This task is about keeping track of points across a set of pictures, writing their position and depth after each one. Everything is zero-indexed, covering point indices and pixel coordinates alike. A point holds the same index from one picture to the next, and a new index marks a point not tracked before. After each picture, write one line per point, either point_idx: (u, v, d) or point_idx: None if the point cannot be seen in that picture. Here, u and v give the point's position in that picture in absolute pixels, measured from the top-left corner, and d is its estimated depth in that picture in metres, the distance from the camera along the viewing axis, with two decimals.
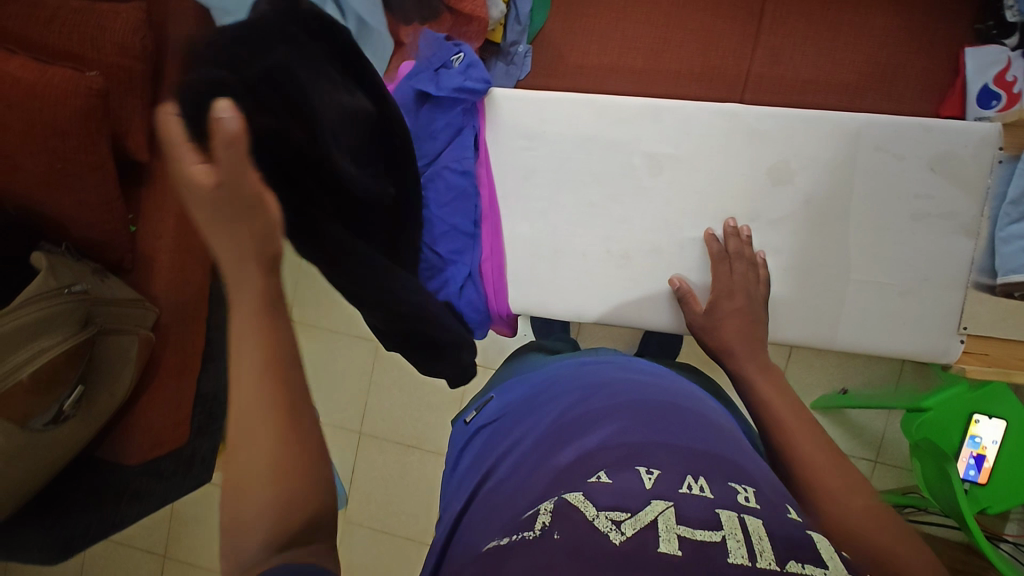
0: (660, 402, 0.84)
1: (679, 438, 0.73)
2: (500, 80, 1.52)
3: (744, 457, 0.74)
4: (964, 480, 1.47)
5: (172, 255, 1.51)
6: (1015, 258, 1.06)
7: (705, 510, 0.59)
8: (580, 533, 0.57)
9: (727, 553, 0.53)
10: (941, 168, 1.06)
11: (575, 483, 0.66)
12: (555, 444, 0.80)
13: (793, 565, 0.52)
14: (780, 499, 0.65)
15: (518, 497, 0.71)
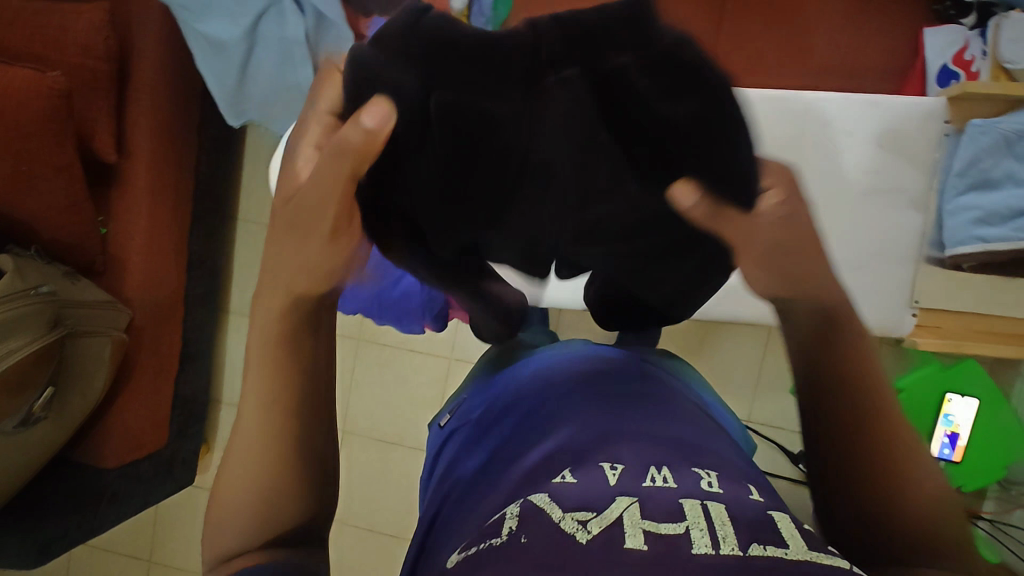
0: (629, 395, 0.84)
1: (644, 432, 0.73)
2: None
3: (713, 447, 0.75)
4: (939, 459, 1.46)
5: (144, 257, 1.53)
6: (962, 230, 1.13)
7: (667, 502, 0.58)
8: (546, 533, 0.53)
9: (691, 543, 0.51)
10: (891, 144, 1.13)
11: (540, 484, 0.65)
12: (522, 444, 0.79)
13: (757, 546, 0.51)
14: (742, 479, 0.67)
15: (484, 503, 0.70)
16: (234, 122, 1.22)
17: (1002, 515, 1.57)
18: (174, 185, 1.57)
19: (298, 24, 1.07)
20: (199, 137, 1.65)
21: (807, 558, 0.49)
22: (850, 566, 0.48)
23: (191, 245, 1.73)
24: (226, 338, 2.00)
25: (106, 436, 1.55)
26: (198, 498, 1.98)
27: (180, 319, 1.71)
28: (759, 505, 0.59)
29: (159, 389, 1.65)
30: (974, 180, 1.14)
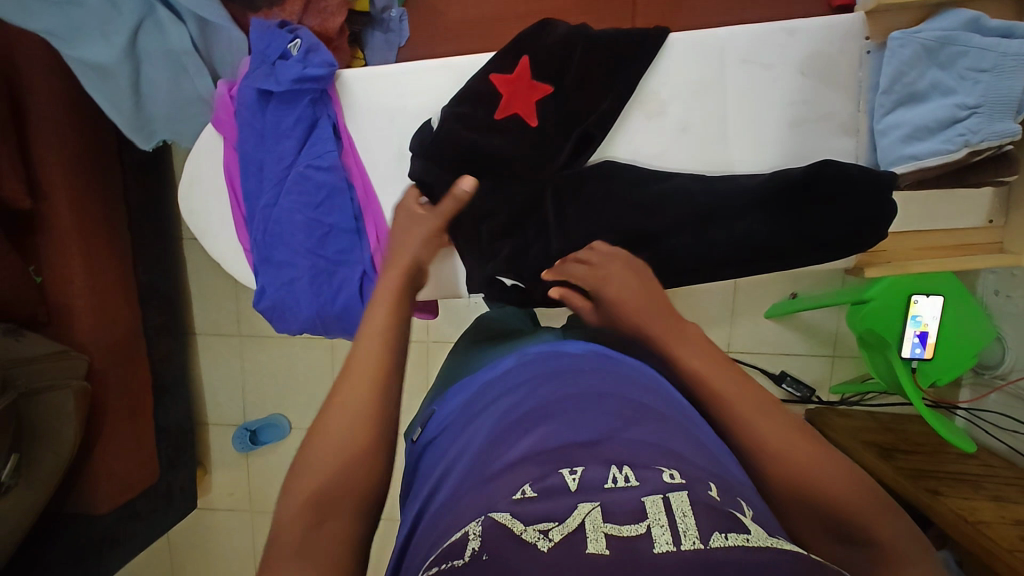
0: (607, 375, 0.69)
1: (623, 428, 0.59)
2: (381, 52, 1.24)
3: (701, 438, 0.61)
4: (912, 359, 1.47)
5: (91, 298, 1.46)
6: (892, 153, 0.77)
7: (630, 499, 0.48)
8: (507, 548, 0.44)
9: (651, 542, 0.43)
10: (812, 71, 0.78)
11: (495, 502, 0.52)
12: (479, 442, 0.63)
13: (719, 535, 0.43)
14: (717, 471, 0.55)
15: (441, 526, 0.55)
16: (149, 146, 1.11)
17: (979, 400, 1.60)
18: (100, 218, 1.48)
19: (180, 33, 0.98)
20: (120, 162, 1.54)
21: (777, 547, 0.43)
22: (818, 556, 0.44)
23: (138, 275, 1.65)
24: (199, 361, 1.93)
25: (93, 483, 1.52)
26: (205, 522, 1.95)
27: (141, 352, 1.64)
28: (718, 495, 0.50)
29: (134, 426, 1.61)
30: (905, 95, 0.75)
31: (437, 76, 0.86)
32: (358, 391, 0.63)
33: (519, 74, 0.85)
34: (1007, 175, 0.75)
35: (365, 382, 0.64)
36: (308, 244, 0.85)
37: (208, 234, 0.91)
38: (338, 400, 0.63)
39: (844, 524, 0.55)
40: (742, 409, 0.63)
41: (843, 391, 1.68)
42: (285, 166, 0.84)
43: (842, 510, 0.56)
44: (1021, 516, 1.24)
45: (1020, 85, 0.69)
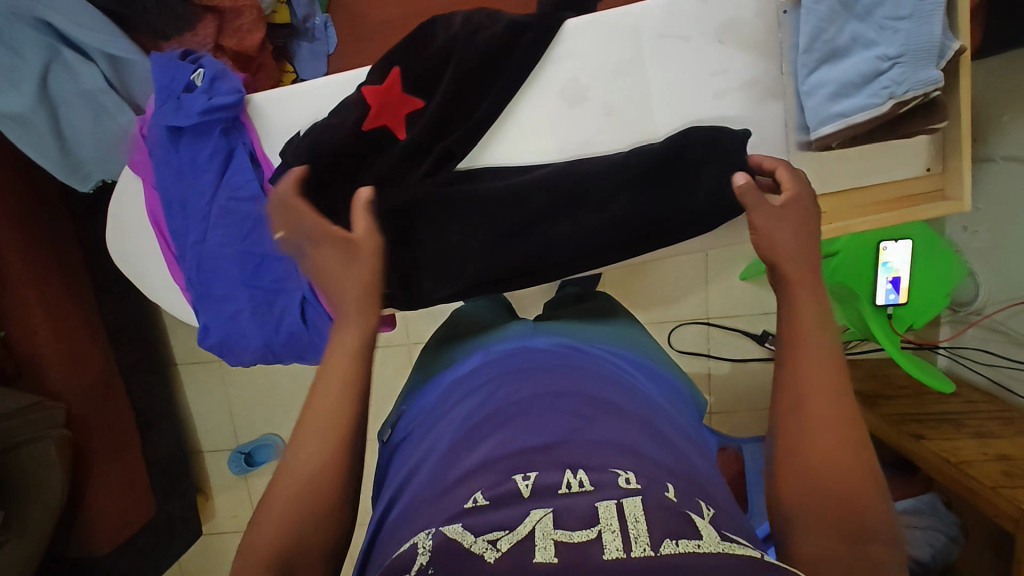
0: (569, 377, 0.66)
1: (583, 429, 0.56)
2: (310, 65, 1.22)
3: (663, 436, 0.59)
4: (886, 305, 1.44)
5: (58, 346, 1.42)
6: (819, 111, 0.74)
7: (583, 506, 0.47)
8: (457, 561, 0.43)
9: (601, 549, 0.42)
10: (730, 37, 0.75)
11: (447, 514, 0.50)
12: (438, 454, 0.61)
13: (670, 542, 0.42)
14: (678, 470, 0.54)
15: (397, 540, 0.53)
16: (88, 189, 1.06)
17: (958, 338, 1.60)
18: (59, 266, 1.43)
19: (93, 74, 0.96)
20: (69, 205, 1.49)
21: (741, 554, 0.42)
22: (763, 556, 0.43)
23: (107, 316, 1.61)
24: (183, 391, 1.92)
25: (90, 527, 1.51)
26: (214, 545, 1.96)
27: (121, 391, 1.61)
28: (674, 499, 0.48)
29: (125, 465, 1.59)
30: (829, 51, 0.72)
31: (335, 92, 0.82)
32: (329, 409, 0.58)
33: (391, 83, 0.79)
34: (938, 123, 0.72)
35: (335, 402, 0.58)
36: (243, 276, 0.83)
37: (145, 277, 0.91)
38: (307, 419, 0.58)
39: (852, 530, 0.49)
40: (813, 385, 0.55)
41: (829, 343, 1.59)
42: (206, 201, 0.82)
43: (856, 509, 0.50)
44: (1005, 450, 1.23)
45: (939, 29, 0.66)
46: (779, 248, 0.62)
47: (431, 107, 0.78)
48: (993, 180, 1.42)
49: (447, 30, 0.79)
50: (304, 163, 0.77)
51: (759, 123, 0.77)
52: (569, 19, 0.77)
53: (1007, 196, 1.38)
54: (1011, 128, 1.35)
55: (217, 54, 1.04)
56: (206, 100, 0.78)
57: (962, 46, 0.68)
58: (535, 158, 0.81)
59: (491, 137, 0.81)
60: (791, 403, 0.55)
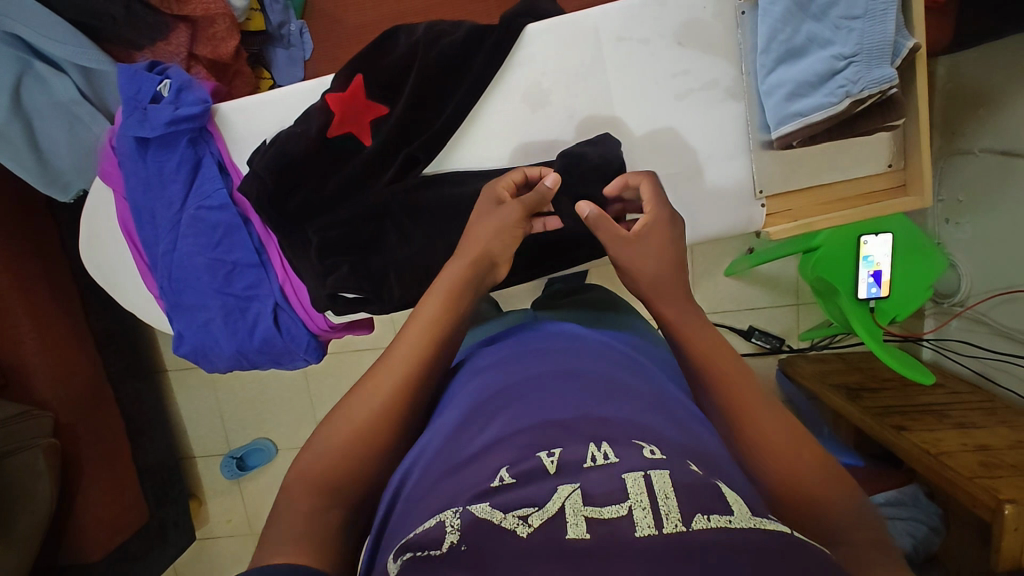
0: (578, 356, 0.62)
1: (598, 403, 0.53)
2: (288, 70, 1.23)
3: (677, 410, 0.55)
4: (868, 299, 1.42)
5: (44, 354, 1.41)
6: (778, 110, 0.75)
7: (610, 479, 0.44)
8: (486, 540, 0.40)
9: (632, 524, 0.40)
10: (689, 40, 0.76)
11: (468, 493, 0.45)
12: (442, 431, 0.56)
13: (701, 517, 0.39)
14: (703, 449, 0.51)
15: (409, 520, 0.48)
16: (68, 199, 1.07)
17: (942, 329, 1.58)
18: (47, 276, 1.43)
19: (66, 85, 0.96)
20: (54, 213, 1.49)
21: (795, 534, 0.39)
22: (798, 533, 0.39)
23: (95, 324, 1.61)
24: (174, 398, 1.93)
25: (82, 532, 1.51)
26: (209, 550, 1.95)
27: (110, 399, 1.60)
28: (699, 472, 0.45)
29: (115, 472, 1.58)
30: (786, 51, 0.73)
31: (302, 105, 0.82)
32: (363, 411, 0.57)
33: (354, 92, 0.80)
34: (895, 120, 0.74)
35: (372, 409, 0.57)
36: (214, 284, 0.85)
37: (117, 286, 0.92)
38: (329, 425, 0.57)
39: (811, 517, 0.48)
40: (742, 392, 0.57)
41: (813, 336, 1.59)
42: (176, 211, 0.83)
43: (810, 488, 0.50)
44: (984, 441, 1.23)
45: (892, 27, 0.68)
46: (643, 273, 0.67)
47: (395, 115, 0.81)
48: (972, 172, 1.41)
49: (409, 38, 0.80)
50: (274, 173, 0.80)
51: (714, 126, 0.79)
52: (530, 25, 0.78)
53: (986, 188, 1.38)
54: (989, 121, 1.35)
55: (190, 62, 1.04)
56: (167, 113, 0.78)
57: (916, 44, 0.70)
58: (500, 162, 0.82)
59: (457, 141, 0.82)
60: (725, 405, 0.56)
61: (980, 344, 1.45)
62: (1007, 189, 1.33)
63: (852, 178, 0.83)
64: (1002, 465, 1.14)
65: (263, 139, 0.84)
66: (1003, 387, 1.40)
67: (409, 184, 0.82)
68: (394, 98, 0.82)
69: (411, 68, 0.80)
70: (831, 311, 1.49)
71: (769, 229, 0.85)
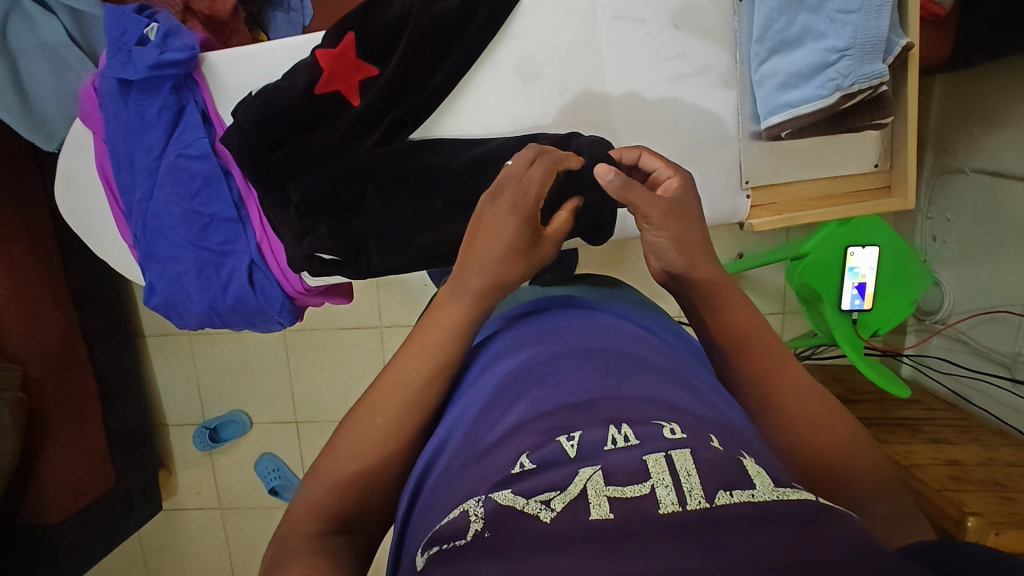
0: (601, 332, 0.54)
1: (627, 382, 0.45)
2: (285, 33, 1.20)
3: (698, 388, 0.49)
4: (851, 311, 1.40)
5: (14, 306, 1.36)
6: (766, 100, 0.78)
7: (630, 457, 0.37)
8: (509, 528, 0.34)
9: (656, 502, 0.34)
10: (685, 23, 0.78)
11: (488, 482, 0.39)
12: (461, 417, 0.49)
13: (725, 493, 0.34)
14: (741, 430, 0.44)
15: (432, 516, 0.41)
16: (53, 148, 1.04)
17: (923, 345, 1.58)
18: (25, 228, 1.40)
19: (54, 26, 0.95)
20: (37, 164, 1.45)
21: (821, 501, 0.35)
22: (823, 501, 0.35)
23: (73, 281, 1.56)
24: (151, 364, 1.88)
25: (41, 491, 1.44)
26: (175, 522, 1.90)
27: (82, 358, 1.56)
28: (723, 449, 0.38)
29: (82, 435, 1.53)
30: (778, 42, 0.76)
31: (292, 61, 0.82)
32: (385, 406, 0.50)
33: (344, 49, 0.79)
34: (883, 118, 0.77)
35: (393, 399, 0.50)
36: (189, 236, 0.86)
37: (91, 231, 0.92)
38: (352, 422, 0.50)
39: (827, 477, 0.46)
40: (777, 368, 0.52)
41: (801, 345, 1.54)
42: (155, 157, 0.83)
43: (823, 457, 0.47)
44: (955, 457, 1.23)
45: (886, 23, 0.69)
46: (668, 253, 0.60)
47: (385, 75, 0.81)
48: (961, 191, 1.42)
49: None
50: (257, 126, 0.80)
51: (702, 111, 0.81)
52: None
53: (975, 207, 1.39)
54: (984, 139, 1.35)
55: (186, 16, 1.02)
56: (152, 54, 0.78)
57: (908, 43, 0.72)
58: (487, 132, 0.82)
59: (449, 109, 0.82)
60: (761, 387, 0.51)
61: (960, 362, 1.45)
62: (996, 209, 1.34)
63: (835, 173, 0.85)
64: (970, 480, 1.14)
65: (249, 91, 0.84)
66: (978, 406, 1.40)
67: (396, 148, 0.82)
68: (384, 61, 0.81)
69: (404, 33, 0.80)
70: (814, 319, 1.48)
71: (752, 221, 0.86)
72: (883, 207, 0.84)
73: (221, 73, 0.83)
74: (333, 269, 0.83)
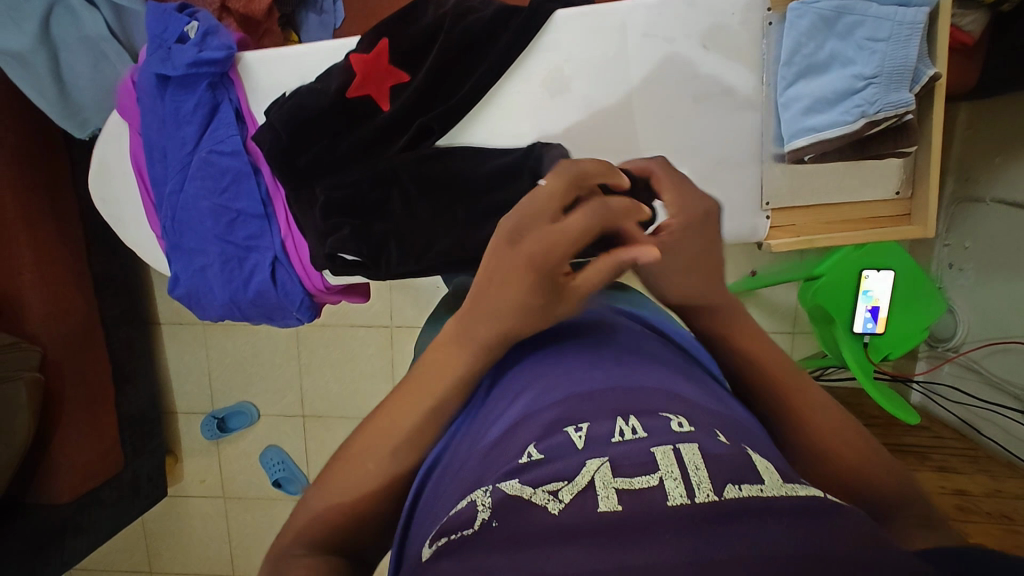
0: (607, 329, 0.55)
1: (631, 374, 0.46)
2: (316, 34, 1.22)
3: (705, 384, 0.49)
4: (864, 334, 1.39)
5: (40, 289, 1.39)
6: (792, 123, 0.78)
7: (637, 451, 0.38)
8: (518, 518, 0.35)
9: (664, 494, 0.35)
10: (714, 44, 0.79)
11: (495, 472, 0.39)
12: (470, 410, 0.50)
13: (734, 488, 0.34)
14: (749, 430, 0.45)
15: (440, 503, 0.42)
16: (85, 135, 1.07)
17: (934, 372, 1.57)
18: (52, 209, 1.42)
19: (96, 19, 0.98)
20: (69, 151, 1.49)
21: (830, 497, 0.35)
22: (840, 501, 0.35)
23: (95, 266, 1.59)
24: (165, 352, 1.90)
25: (51, 469, 1.46)
26: (179, 508, 1.91)
27: (98, 344, 1.58)
28: (734, 445, 0.39)
29: (93, 416, 1.55)
30: (807, 67, 0.77)
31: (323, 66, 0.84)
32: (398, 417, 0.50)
33: (378, 55, 0.83)
34: (907, 146, 0.78)
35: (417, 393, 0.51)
36: (216, 230, 0.88)
37: (122, 222, 0.94)
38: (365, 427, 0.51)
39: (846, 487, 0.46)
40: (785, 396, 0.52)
41: (810, 363, 1.54)
42: (187, 151, 0.86)
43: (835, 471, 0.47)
44: (962, 487, 1.22)
45: (914, 53, 0.72)
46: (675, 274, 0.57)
47: (415, 82, 0.83)
48: (982, 220, 1.42)
49: (437, 9, 0.83)
50: (290, 129, 0.83)
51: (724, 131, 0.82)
52: (559, 10, 0.79)
53: (993, 237, 1.38)
54: (1005, 169, 1.35)
55: (222, 13, 1.04)
56: (190, 53, 0.80)
57: (935, 73, 0.74)
58: (512, 140, 0.84)
59: (475, 117, 0.84)
60: (782, 419, 0.50)
61: (972, 392, 1.44)
62: (1013, 239, 1.33)
63: (851, 199, 0.86)
64: (979, 512, 1.12)
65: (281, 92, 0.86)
66: (987, 437, 1.39)
67: (420, 154, 0.83)
68: (414, 68, 0.84)
69: (435, 41, 0.83)
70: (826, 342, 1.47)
71: (771, 242, 0.87)
72: (901, 233, 0.84)
73: (254, 73, 0.86)
74: (354, 270, 0.86)
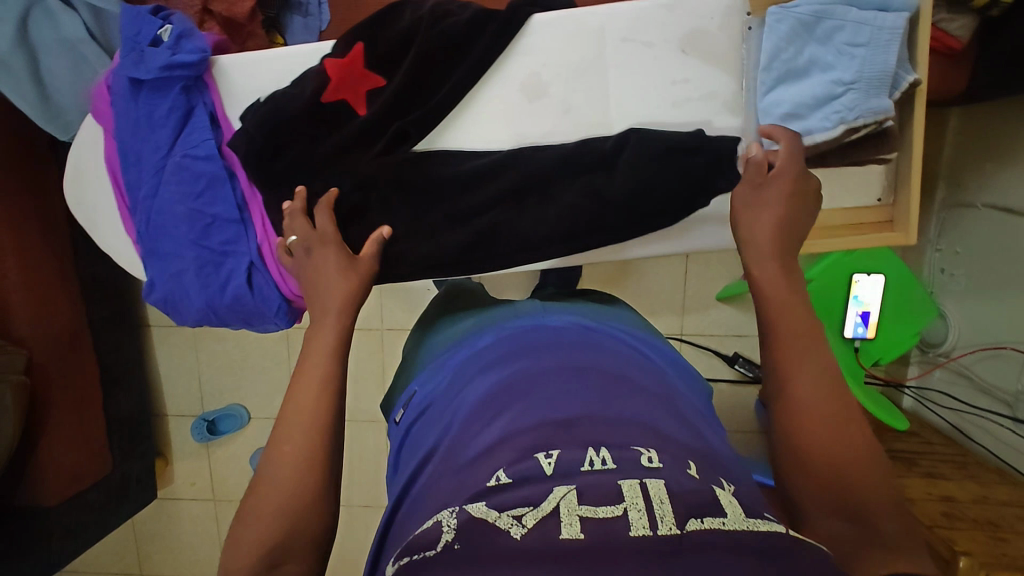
0: (591, 350, 0.55)
1: (610, 403, 0.46)
2: (301, 36, 1.21)
3: (681, 411, 0.50)
4: (853, 339, 1.38)
5: (25, 292, 1.38)
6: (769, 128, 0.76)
7: (605, 481, 0.39)
8: (481, 542, 0.35)
9: (627, 524, 0.36)
10: (694, 48, 0.79)
11: (465, 494, 0.40)
12: (449, 428, 0.50)
13: (695, 521, 0.36)
14: (718, 462, 0.45)
15: (411, 522, 0.43)
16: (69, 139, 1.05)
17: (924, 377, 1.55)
18: (36, 212, 1.41)
19: (74, 21, 0.98)
20: (55, 152, 1.48)
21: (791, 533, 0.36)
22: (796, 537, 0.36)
23: (82, 268, 1.58)
24: (154, 354, 1.89)
25: (36, 474, 1.45)
26: (169, 511, 1.90)
27: (86, 347, 1.57)
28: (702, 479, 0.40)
29: (82, 419, 1.54)
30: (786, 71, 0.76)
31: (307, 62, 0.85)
32: None
33: (353, 59, 0.82)
34: (887, 153, 0.78)
35: None
36: (191, 235, 0.87)
37: (97, 225, 0.93)
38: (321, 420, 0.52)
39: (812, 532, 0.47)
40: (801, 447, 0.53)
41: None
42: (162, 155, 0.85)
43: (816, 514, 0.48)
44: (950, 493, 1.21)
45: (893, 59, 0.71)
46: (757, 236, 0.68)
47: (392, 85, 0.82)
48: (971, 224, 1.41)
49: (414, 12, 0.82)
50: (264, 131, 0.82)
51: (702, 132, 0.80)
52: (537, 15, 0.80)
53: (983, 241, 1.38)
54: (995, 174, 1.34)
55: (203, 17, 1.05)
56: (168, 54, 0.80)
57: (916, 79, 0.74)
58: (488, 145, 0.84)
59: (453, 123, 0.84)
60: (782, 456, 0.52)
61: (962, 397, 1.43)
62: (1003, 244, 1.32)
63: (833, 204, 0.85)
64: (965, 518, 1.12)
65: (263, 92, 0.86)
66: (977, 443, 1.38)
67: (399, 159, 0.83)
68: (392, 72, 0.84)
69: (411, 45, 0.82)
70: None
71: None
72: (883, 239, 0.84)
73: (239, 70, 0.86)
74: None
